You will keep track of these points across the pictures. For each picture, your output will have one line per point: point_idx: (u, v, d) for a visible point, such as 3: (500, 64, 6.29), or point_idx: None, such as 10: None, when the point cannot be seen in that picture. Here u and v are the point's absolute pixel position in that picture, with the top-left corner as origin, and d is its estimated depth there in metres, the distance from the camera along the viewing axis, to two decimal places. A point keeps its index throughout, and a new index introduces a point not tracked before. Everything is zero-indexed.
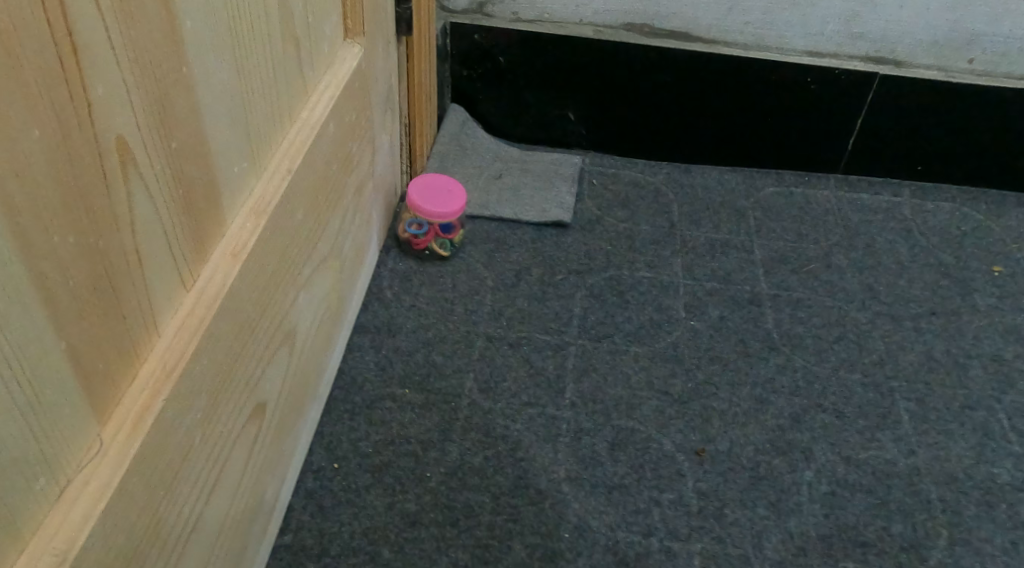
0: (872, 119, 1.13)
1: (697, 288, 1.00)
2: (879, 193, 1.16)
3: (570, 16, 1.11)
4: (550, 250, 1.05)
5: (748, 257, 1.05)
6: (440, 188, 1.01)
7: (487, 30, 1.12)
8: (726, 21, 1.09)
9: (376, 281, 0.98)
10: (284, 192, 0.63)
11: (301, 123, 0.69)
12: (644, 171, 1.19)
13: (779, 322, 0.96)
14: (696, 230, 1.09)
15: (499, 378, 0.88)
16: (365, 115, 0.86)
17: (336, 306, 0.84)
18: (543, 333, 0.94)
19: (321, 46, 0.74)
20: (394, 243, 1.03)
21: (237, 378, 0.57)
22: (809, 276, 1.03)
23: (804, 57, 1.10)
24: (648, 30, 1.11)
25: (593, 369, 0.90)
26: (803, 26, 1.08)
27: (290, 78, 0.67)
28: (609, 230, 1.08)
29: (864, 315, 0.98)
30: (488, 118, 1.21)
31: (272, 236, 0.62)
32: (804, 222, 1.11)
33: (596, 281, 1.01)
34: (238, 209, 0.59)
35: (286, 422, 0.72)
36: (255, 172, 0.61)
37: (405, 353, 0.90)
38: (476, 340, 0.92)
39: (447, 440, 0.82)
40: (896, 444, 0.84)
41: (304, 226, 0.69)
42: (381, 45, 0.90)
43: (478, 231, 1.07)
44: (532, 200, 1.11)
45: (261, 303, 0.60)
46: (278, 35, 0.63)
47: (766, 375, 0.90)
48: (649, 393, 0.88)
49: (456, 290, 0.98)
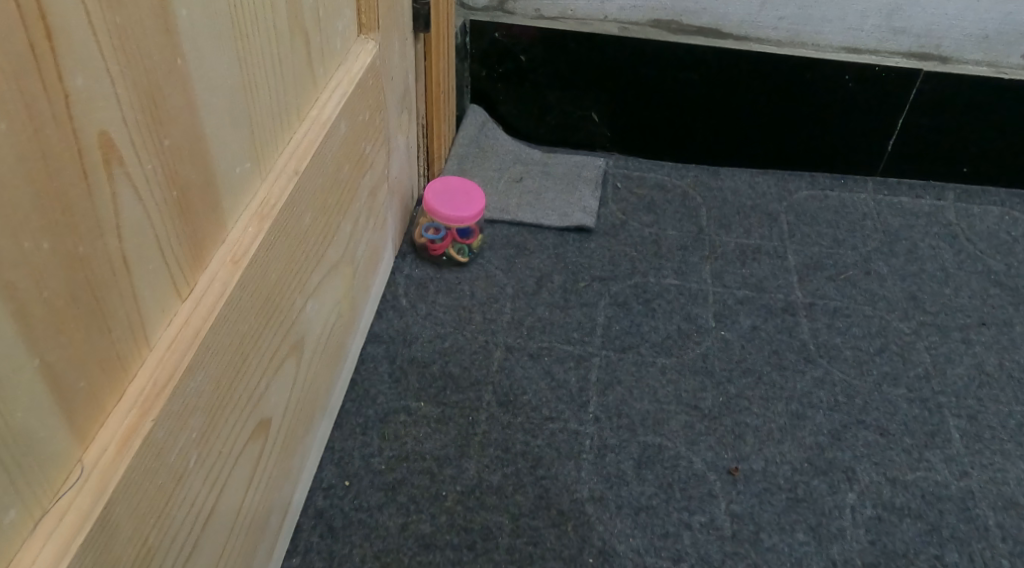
0: (913, 118, 1.08)
1: (728, 296, 0.95)
2: (920, 197, 1.11)
3: (594, 13, 1.08)
4: (573, 256, 1.00)
5: (781, 263, 1.00)
6: (457, 191, 0.97)
7: (507, 29, 1.07)
8: (759, 16, 1.04)
9: (391, 288, 0.94)
10: (290, 195, 0.59)
11: (309, 122, 0.65)
12: (670, 174, 1.14)
13: (815, 332, 0.91)
14: (726, 235, 1.04)
15: (519, 390, 0.84)
16: (379, 115, 0.82)
17: (348, 314, 0.80)
18: (566, 343, 0.89)
19: (332, 42, 0.70)
20: (410, 248, 1.00)
21: (237, 393, 0.53)
22: (846, 284, 0.98)
23: (842, 54, 1.05)
24: (676, 26, 1.06)
25: (619, 382, 0.85)
26: (841, 20, 1.03)
27: (299, 74, 0.63)
28: (635, 236, 1.04)
29: (907, 325, 0.93)
30: (509, 119, 1.17)
31: (276, 242, 0.58)
32: (840, 227, 1.06)
33: (621, 288, 0.96)
34: (240, 213, 0.55)
35: (293, 439, 0.68)
36: (259, 174, 0.58)
37: (420, 364, 0.86)
38: (495, 351, 0.88)
39: (465, 457, 0.78)
40: (946, 465, 0.79)
41: (312, 231, 0.65)
42: (397, 42, 0.86)
43: (498, 237, 1.03)
44: (553, 204, 1.06)
45: (265, 313, 0.57)
46: (286, 29, 0.59)
47: (802, 389, 0.85)
48: (678, 408, 0.83)
49: (474, 298, 0.94)
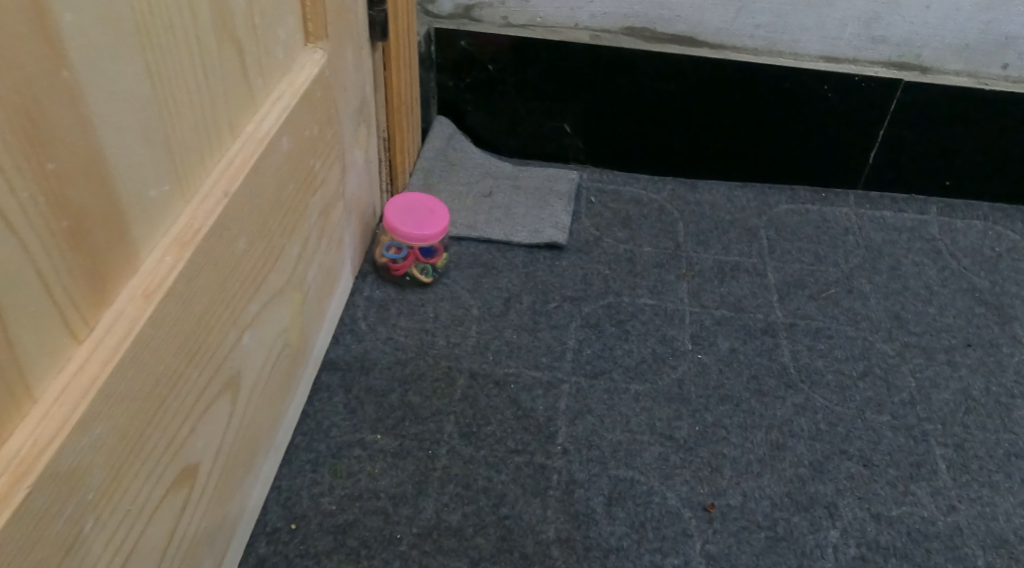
0: (897, 129, 1.03)
1: (705, 317, 0.91)
2: (904, 210, 1.07)
3: (564, 20, 1.02)
4: (542, 275, 0.96)
5: (761, 281, 0.96)
6: (420, 208, 0.92)
7: (474, 37, 1.03)
8: (735, 23, 0.99)
9: (350, 310, 0.89)
10: (219, 218, 0.54)
11: (244, 138, 0.60)
12: (646, 188, 1.09)
13: (797, 355, 0.86)
14: (703, 252, 0.99)
15: (483, 420, 0.79)
16: (331, 129, 0.77)
17: (298, 342, 0.74)
18: (533, 369, 0.84)
19: (273, 51, 0.65)
20: (372, 268, 0.94)
21: (152, 441, 0.48)
22: (828, 302, 0.93)
23: (820, 63, 1.00)
24: (649, 34, 1.01)
25: (589, 411, 0.80)
26: (819, 28, 0.98)
27: (231, 86, 0.58)
28: (608, 253, 0.99)
29: (891, 347, 0.88)
30: (478, 131, 1.12)
31: (202, 271, 0.53)
32: (822, 242, 1.01)
33: (592, 309, 0.91)
34: (158, 240, 0.50)
35: (230, 480, 0.62)
36: (182, 195, 0.52)
37: (378, 393, 0.81)
38: (458, 378, 0.83)
39: (422, 495, 0.72)
40: (933, 499, 0.75)
41: (249, 256, 0.60)
42: (351, 52, 0.81)
43: (464, 255, 0.98)
44: (524, 219, 1.01)
45: (188, 350, 0.52)
46: (214, 37, 0.54)
47: (783, 417, 0.80)
48: (651, 438, 0.78)
49: (438, 321, 0.89)
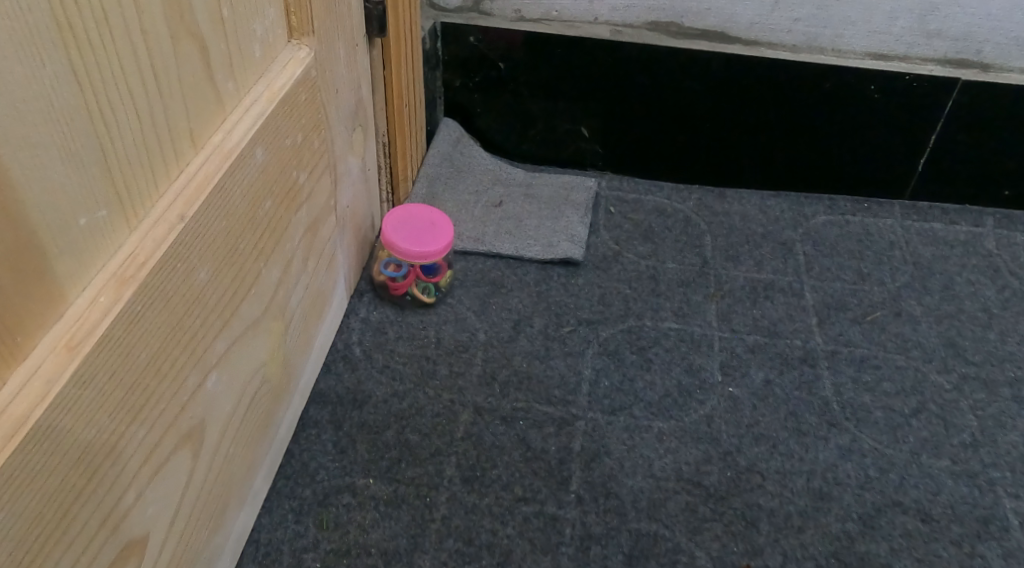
0: (949, 134, 0.94)
1: (736, 344, 0.82)
2: (955, 222, 0.97)
3: (582, 14, 0.93)
4: (556, 294, 0.87)
5: (798, 303, 0.86)
6: (421, 220, 0.83)
7: (484, 32, 0.94)
8: (772, 17, 0.90)
9: (344, 334, 0.81)
10: (172, 247, 0.46)
11: (208, 152, 0.51)
12: (670, 197, 1.00)
13: (840, 388, 0.77)
14: (733, 269, 0.91)
15: (487, 463, 0.71)
16: (319, 135, 0.68)
17: (279, 377, 0.66)
18: (545, 404, 0.76)
19: (248, 48, 0.56)
20: (369, 286, 0.86)
21: (79, 520, 0.40)
22: (873, 327, 0.84)
23: (866, 60, 0.91)
24: (675, 29, 0.92)
25: (607, 452, 0.72)
26: (866, 22, 0.89)
27: (192, 91, 0.49)
28: (628, 270, 0.90)
29: (947, 379, 0.79)
30: (488, 134, 1.03)
31: (149, 310, 0.45)
32: (864, 258, 0.92)
33: (611, 334, 0.83)
34: (91, 277, 0.42)
35: (195, 544, 0.55)
36: (126, 222, 0.44)
37: (372, 430, 0.72)
38: (461, 413, 0.74)
39: (418, 552, 0.64)
40: (1005, 561, 0.65)
41: (213, 287, 0.52)
42: (343, 49, 0.72)
43: (470, 272, 0.89)
44: (536, 232, 0.93)
45: (132, 405, 0.44)
46: (166, 33, 0.46)
47: (827, 461, 0.71)
48: (677, 486, 0.69)
49: (440, 346, 0.81)
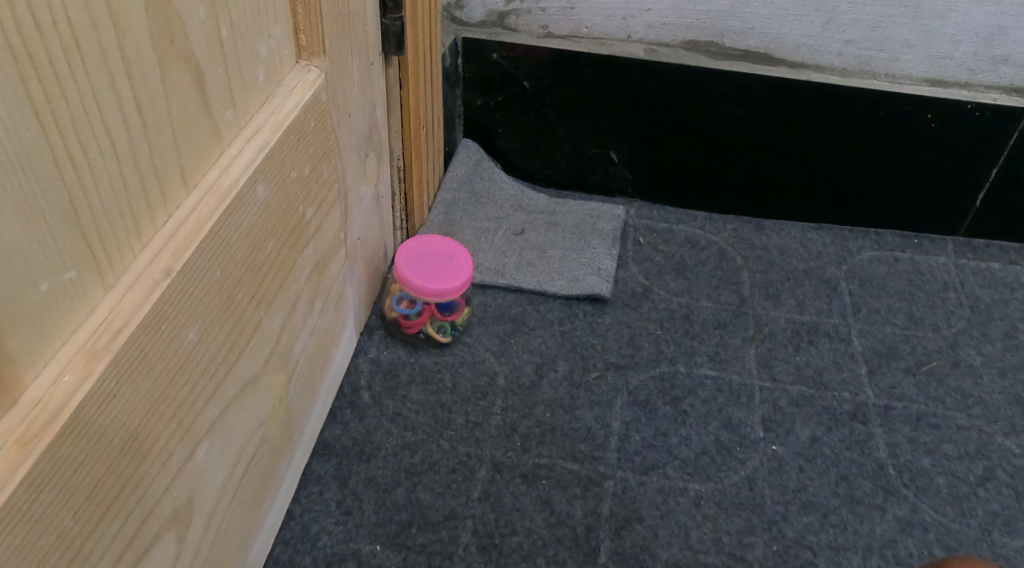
0: (1012, 167, 0.87)
1: (779, 396, 0.75)
2: (1015, 262, 0.90)
3: (614, 31, 0.86)
4: (582, 335, 0.80)
5: (844, 349, 0.80)
6: (438, 254, 0.77)
7: (508, 49, 0.88)
8: (821, 38, 0.83)
9: (351, 377, 0.74)
10: (156, 309, 0.40)
11: (202, 192, 0.45)
12: (704, 227, 0.94)
13: (896, 450, 0.70)
14: (774, 309, 0.84)
15: (507, 529, 0.64)
16: (328, 164, 0.61)
17: (280, 433, 0.59)
18: (571, 461, 0.69)
19: (252, 71, 0.50)
20: (379, 322, 0.80)
21: None
22: (929, 379, 0.77)
23: (923, 87, 0.84)
24: (715, 50, 0.85)
25: (640, 519, 0.65)
26: (925, 46, 0.82)
27: (185, 124, 0.43)
28: (660, 308, 0.83)
29: (1016, 442, 0.72)
30: (509, 156, 0.96)
31: (126, 384, 0.38)
32: (916, 300, 0.85)
33: (642, 381, 0.76)
34: (55, 351, 0.35)
35: None
36: (102, 281, 0.38)
37: (380, 488, 0.66)
38: (478, 470, 0.68)
39: None
40: None
41: (205, 347, 0.45)
42: (356, 69, 0.66)
43: (489, 307, 0.83)
44: (560, 264, 0.86)
45: (102, 499, 0.37)
46: (154, 59, 0.39)
47: (884, 535, 0.65)
48: (717, 561, 0.63)
49: (456, 392, 0.74)
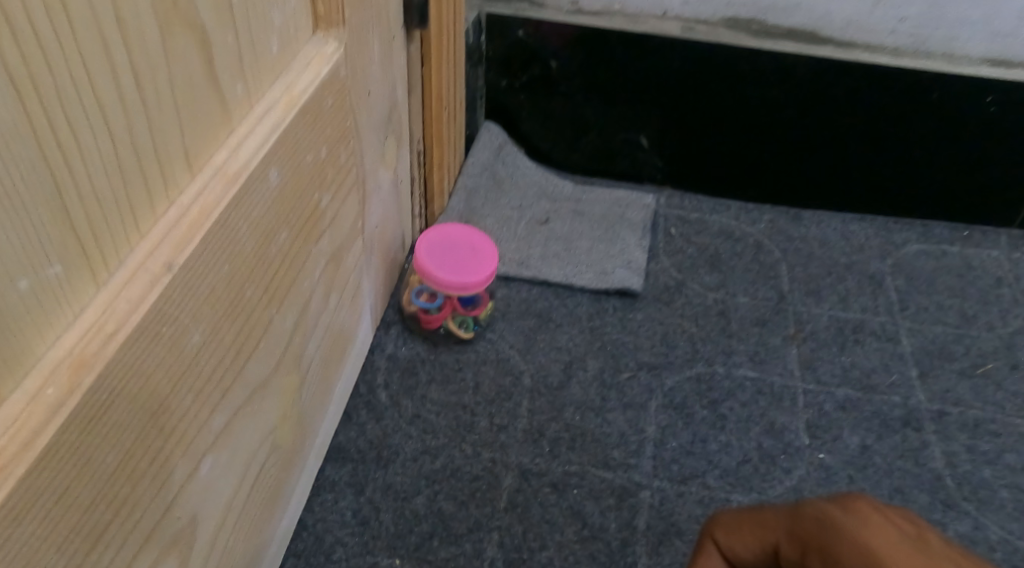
0: None
1: (824, 400, 0.70)
2: None
3: (649, 7, 0.81)
4: (613, 332, 0.75)
5: (893, 349, 0.74)
6: (461, 245, 0.72)
7: (535, 26, 0.82)
8: (873, 16, 0.77)
9: (367, 375, 0.70)
10: (156, 309, 0.35)
11: (209, 175, 0.40)
12: (739, 218, 0.88)
13: (953, 461, 0.66)
14: (816, 306, 0.78)
15: (536, 543, 0.59)
16: (346, 146, 0.56)
17: (292, 440, 0.55)
18: (603, 468, 0.64)
19: (265, 42, 0.44)
20: (396, 317, 0.75)
21: None
22: (986, 382, 0.72)
23: (983, 67, 0.78)
24: (757, 27, 0.80)
25: (679, 533, 0.61)
26: (986, 23, 0.76)
27: (190, 99, 0.38)
28: (694, 303, 0.78)
29: None
30: (533, 141, 0.91)
31: (121, 398, 0.33)
32: (968, 297, 0.80)
33: (677, 383, 0.71)
34: (36, 360, 0.30)
35: None
36: (92, 278, 0.33)
37: (398, 497, 0.61)
38: (504, 477, 0.63)
39: None
40: None
41: (211, 350, 0.41)
42: (376, 43, 0.61)
43: (513, 301, 0.78)
44: (588, 256, 0.81)
45: (93, 526, 0.33)
46: (155, 23, 0.34)
47: None
48: None
49: (479, 393, 0.69)
